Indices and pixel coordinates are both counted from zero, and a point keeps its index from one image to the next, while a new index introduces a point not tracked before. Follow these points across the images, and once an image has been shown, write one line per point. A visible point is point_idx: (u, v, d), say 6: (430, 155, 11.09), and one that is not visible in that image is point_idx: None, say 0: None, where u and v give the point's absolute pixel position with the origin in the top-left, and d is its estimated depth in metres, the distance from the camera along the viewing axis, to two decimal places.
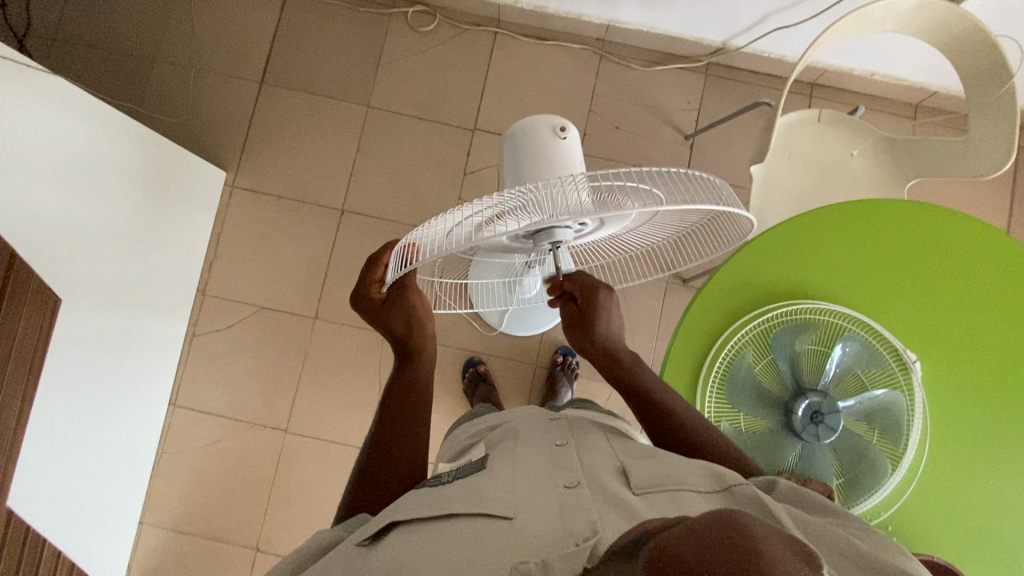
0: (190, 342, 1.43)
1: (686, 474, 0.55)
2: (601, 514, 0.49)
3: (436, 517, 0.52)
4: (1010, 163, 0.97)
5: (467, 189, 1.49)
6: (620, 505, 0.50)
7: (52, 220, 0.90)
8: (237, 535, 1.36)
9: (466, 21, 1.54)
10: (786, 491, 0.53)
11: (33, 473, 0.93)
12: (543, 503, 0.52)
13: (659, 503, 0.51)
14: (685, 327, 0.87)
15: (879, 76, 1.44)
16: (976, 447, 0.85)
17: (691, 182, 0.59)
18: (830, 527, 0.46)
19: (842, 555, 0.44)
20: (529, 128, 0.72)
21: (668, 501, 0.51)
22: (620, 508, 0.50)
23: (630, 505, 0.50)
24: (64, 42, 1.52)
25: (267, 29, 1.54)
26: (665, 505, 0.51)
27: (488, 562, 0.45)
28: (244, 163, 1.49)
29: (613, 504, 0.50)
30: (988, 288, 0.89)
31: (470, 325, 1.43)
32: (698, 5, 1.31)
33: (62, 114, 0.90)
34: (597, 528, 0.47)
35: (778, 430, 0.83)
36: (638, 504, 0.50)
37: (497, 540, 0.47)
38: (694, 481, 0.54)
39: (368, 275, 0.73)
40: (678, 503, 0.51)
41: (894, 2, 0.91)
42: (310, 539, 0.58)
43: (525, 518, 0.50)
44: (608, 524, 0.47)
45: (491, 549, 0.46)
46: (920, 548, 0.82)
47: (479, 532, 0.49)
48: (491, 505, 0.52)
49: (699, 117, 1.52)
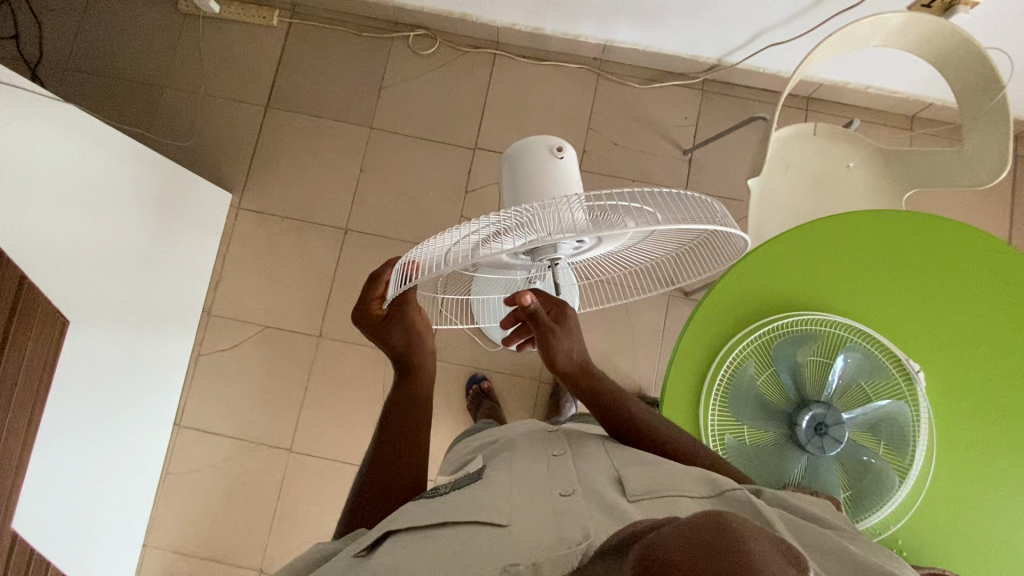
0: (195, 362, 1.44)
1: (681, 480, 0.55)
2: (595, 519, 0.49)
3: (431, 525, 0.53)
4: (1005, 173, 0.97)
5: (469, 207, 1.51)
6: (614, 511, 0.50)
7: (60, 244, 0.92)
8: (240, 556, 1.35)
9: (466, 43, 1.57)
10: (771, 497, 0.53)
11: (39, 494, 0.94)
12: (538, 511, 0.52)
13: (654, 508, 0.51)
14: (687, 340, 0.88)
15: (873, 89, 1.46)
16: (986, 458, 0.84)
17: (684, 201, 0.60)
18: (823, 532, 0.46)
19: (834, 559, 0.44)
20: (526, 148, 0.74)
21: (662, 506, 0.51)
22: (614, 512, 0.50)
23: (624, 510, 0.50)
24: (75, 71, 1.56)
25: (272, 54, 1.58)
26: (659, 510, 0.51)
27: (483, 566, 0.45)
28: (249, 185, 1.52)
29: (607, 511, 0.51)
30: (984, 294, 0.89)
31: (474, 341, 1.44)
32: (693, 24, 1.34)
33: (71, 140, 0.93)
34: (590, 532, 0.46)
35: (783, 442, 0.82)
36: (632, 510, 0.50)
37: (490, 544, 0.48)
38: (688, 486, 0.54)
39: (368, 292, 0.71)
40: (673, 508, 0.51)
41: (882, 19, 0.93)
42: (308, 551, 0.58)
43: (519, 525, 0.50)
44: (602, 527, 0.47)
45: (485, 555, 0.46)
46: (928, 560, 0.81)
47: (476, 538, 0.49)
48: (487, 511, 0.53)
49: (696, 132, 1.54)
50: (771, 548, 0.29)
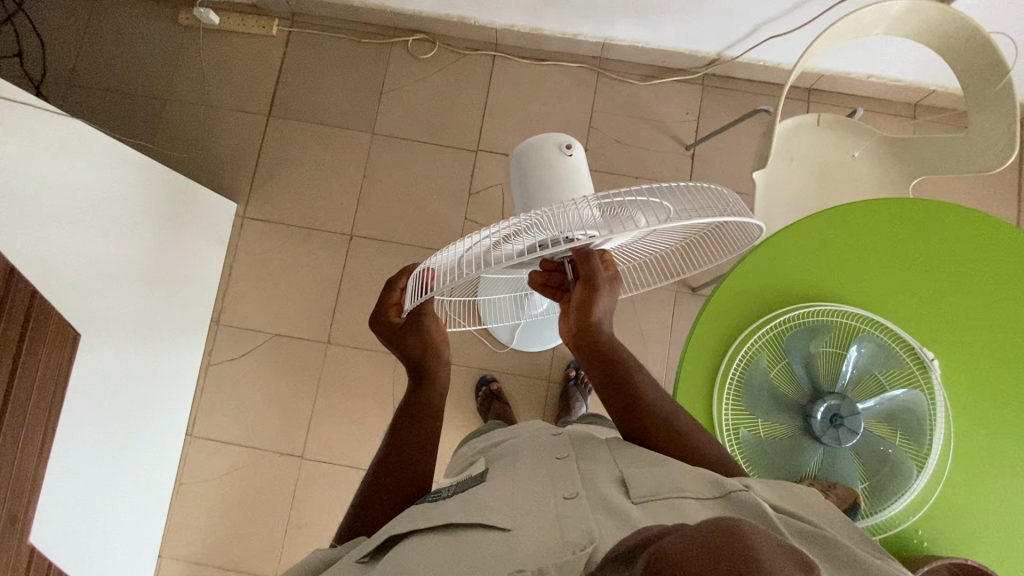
0: (206, 371, 1.45)
1: (685, 480, 0.54)
2: (598, 522, 0.49)
3: (432, 531, 0.53)
4: (1010, 159, 0.96)
5: (473, 210, 1.51)
6: (619, 514, 0.50)
7: (68, 259, 0.92)
8: (254, 563, 1.36)
9: (465, 46, 1.58)
10: (765, 486, 0.55)
11: (57, 507, 0.95)
12: (541, 515, 0.51)
13: (658, 511, 0.51)
14: (698, 334, 0.87)
15: (875, 78, 1.45)
16: (1001, 440, 0.83)
17: (698, 193, 0.60)
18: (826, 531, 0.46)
19: (834, 559, 0.44)
20: (535, 146, 0.73)
21: (667, 509, 0.51)
22: (619, 517, 0.50)
23: (629, 514, 0.50)
24: (79, 86, 1.57)
25: (273, 62, 1.58)
26: (664, 513, 0.50)
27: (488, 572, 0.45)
28: (254, 194, 1.52)
29: (611, 514, 0.50)
30: (990, 276, 0.88)
31: (482, 343, 1.44)
32: (691, 19, 1.33)
33: (80, 155, 0.93)
34: (594, 535, 0.46)
35: (798, 435, 0.81)
36: (637, 514, 0.50)
37: (495, 549, 0.48)
38: (693, 487, 0.53)
39: (386, 299, 0.74)
40: (678, 511, 0.50)
41: (883, 8, 0.92)
42: (309, 557, 0.59)
43: (524, 529, 0.50)
44: (606, 531, 0.47)
45: (490, 559, 0.46)
46: (949, 550, 0.80)
47: (477, 543, 0.49)
48: (489, 515, 0.52)
49: (698, 127, 1.54)
50: (776, 548, 0.30)
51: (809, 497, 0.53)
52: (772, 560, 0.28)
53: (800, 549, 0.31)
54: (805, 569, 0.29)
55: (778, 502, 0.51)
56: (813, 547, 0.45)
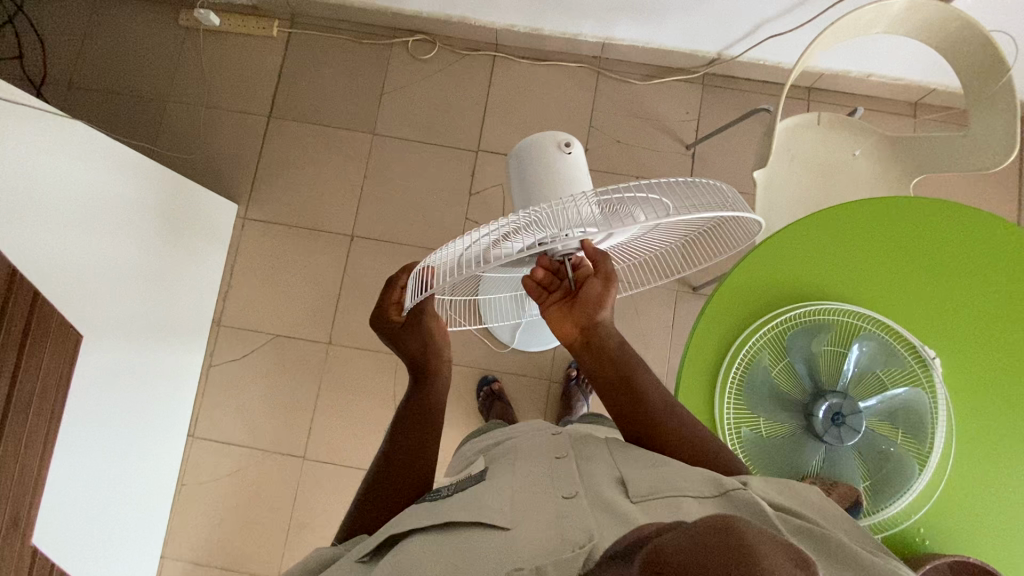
0: (207, 372, 1.45)
1: (685, 479, 0.54)
2: (597, 522, 0.49)
3: (431, 530, 0.53)
4: (1012, 157, 0.96)
5: (474, 210, 1.51)
6: (618, 513, 0.50)
7: (69, 260, 0.92)
8: (256, 563, 1.36)
9: (465, 47, 1.58)
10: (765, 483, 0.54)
11: (60, 507, 0.95)
12: (541, 514, 0.51)
13: (657, 510, 0.51)
14: (699, 334, 0.87)
15: (875, 77, 1.45)
16: (1002, 438, 0.83)
17: (697, 188, 0.60)
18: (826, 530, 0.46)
19: (833, 557, 0.44)
20: (534, 144, 0.73)
21: (666, 508, 0.51)
22: (618, 516, 0.50)
23: (628, 513, 0.50)
24: (80, 87, 1.57)
25: (273, 63, 1.58)
26: (663, 512, 0.50)
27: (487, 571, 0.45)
28: (255, 195, 1.53)
29: (610, 513, 0.50)
30: (989, 274, 0.88)
31: (483, 343, 1.44)
32: (690, 18, 1.33)
33: (80, 156, 0.94)
34: (593, 534, 0.46)
35: (799, 434, 0.81)
36: (635, 513, 0.50)
37: (494, 548, 0.48)
38: (692, 486, 0.53)
39: (386, 298, 0.74)
40: (677, 509, 0.50)
41: (883, 7, 0.92)
42: (310, 556, 0.59)
43: (523, 528, 0.50)
44: (605, 531, 0.47)
45: (489, 557, 0.46)
46: (950, 548, 0.80)
47: (477, 541, 0.49)
48: (488, 514, 0.52)
49: (699, 126, 1.54)
50: (774, 545, 0.30)
51: (808, 496, 0.53)
52: (769, 558, 0.28)
53: (797, 546, 0.31)
54: (803, 567, 0.29)
55: (777, 499, 0.51)
56: (812, 546, 0.45)
